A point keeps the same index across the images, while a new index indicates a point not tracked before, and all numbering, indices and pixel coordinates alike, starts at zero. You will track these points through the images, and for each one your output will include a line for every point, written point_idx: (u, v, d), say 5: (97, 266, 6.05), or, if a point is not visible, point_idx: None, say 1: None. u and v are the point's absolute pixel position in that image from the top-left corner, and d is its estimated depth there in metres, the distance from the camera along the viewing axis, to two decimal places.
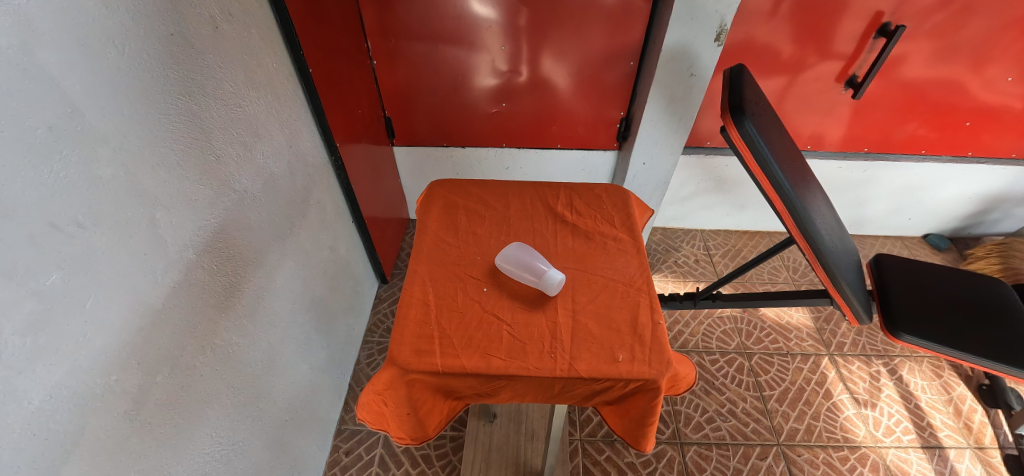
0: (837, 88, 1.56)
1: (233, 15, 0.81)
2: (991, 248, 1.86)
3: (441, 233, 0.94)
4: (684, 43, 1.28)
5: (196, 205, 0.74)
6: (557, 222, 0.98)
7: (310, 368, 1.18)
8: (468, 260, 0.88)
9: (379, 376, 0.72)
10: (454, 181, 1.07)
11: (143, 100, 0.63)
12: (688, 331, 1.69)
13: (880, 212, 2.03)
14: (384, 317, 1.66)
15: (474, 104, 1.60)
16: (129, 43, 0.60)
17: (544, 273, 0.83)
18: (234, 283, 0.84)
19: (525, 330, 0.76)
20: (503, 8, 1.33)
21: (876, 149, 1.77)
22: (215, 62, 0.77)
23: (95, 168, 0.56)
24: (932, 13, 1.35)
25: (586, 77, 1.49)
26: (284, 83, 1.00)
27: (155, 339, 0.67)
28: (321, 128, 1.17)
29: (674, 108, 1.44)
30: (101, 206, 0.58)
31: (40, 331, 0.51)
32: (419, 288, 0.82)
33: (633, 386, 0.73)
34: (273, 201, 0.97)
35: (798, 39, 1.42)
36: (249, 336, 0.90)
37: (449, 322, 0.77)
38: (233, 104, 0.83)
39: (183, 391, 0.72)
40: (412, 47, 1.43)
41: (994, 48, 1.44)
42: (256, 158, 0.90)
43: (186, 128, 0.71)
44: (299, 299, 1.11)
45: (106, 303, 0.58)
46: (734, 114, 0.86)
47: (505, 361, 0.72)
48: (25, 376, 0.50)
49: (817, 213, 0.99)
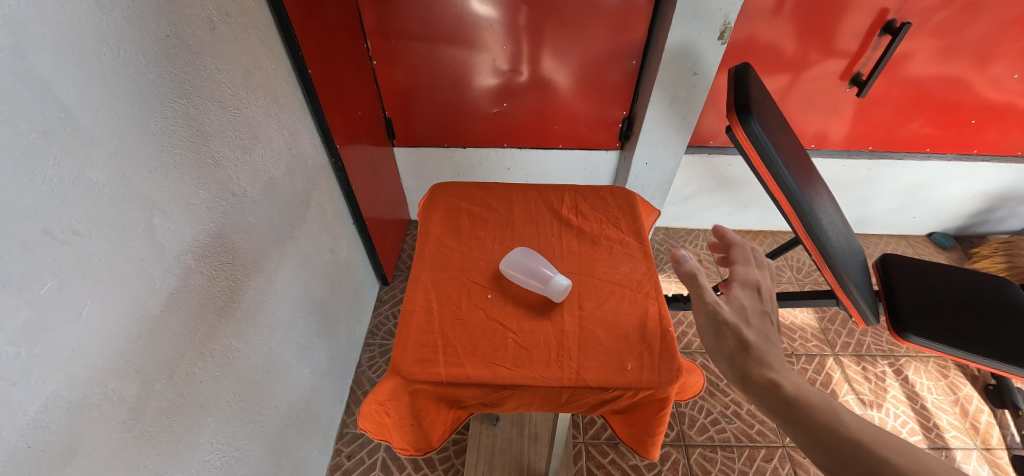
0: (841, 86, 1.54)
1: (231, 16, 0.80)
2: (996, 247, 1.85)
3: (444, 238, 0.93)
4: (687, 41, 1.26)
5: (194, 210, 0.73)
6: (562, 226, 0.97)
7: (310, 372, 1.17)
8: (472, 266, 0.87)
9: (381, 387, 0.71)
10: (457, 184, 1.06)
11: (139, 103, 0.62)
12: (692, 332, 1.67)
13: (884, 211, 2.02)
14: (385, 319, 1.65)
15: (475, 104, 1.59)
16: (124, 45, 0.59)
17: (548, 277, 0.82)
18: (233, 288, 0.83)
19: (531, 338, 0.75)
20: (503, 6, 1.31)
21: (880, 147, 1.76)
22: (213, 64, 0.76)
23: (91, 174, 0.55)
24: (938, 11, 1.33)
25: (588, 76, 1.48)
26: (283, 85, 0.99)
27: (155, 346, 0.66)
28: (321, 130, 1.16)
29: (677, 107, 1.43)
30: (97, 213, 0.56)
31: (35, 340, 0.50)
32: (422, 294, 0.81)
33: (642, 396, 0.72)
34: (272, 204, 0.96)
35: (802, 36, 1.41)
36: (249, 341, 0.89)
37: (453, 330, 0.76)
38: (231, 106, 0.82)
39: (183, 398, 0.71)
40: (412, 47, 1.42)
41: (1000, 45, 1.42)
42: (255, 160, 0.89)
43: (183, 131, 0.70)
44: (300, 302, 1.10)
45: (102, 311, 0.57)
46: (740, 113, 0.84)
47: (510, 370, 0.71)
48: (19, 387, 0.49)
49: (824, 214, 0.98)
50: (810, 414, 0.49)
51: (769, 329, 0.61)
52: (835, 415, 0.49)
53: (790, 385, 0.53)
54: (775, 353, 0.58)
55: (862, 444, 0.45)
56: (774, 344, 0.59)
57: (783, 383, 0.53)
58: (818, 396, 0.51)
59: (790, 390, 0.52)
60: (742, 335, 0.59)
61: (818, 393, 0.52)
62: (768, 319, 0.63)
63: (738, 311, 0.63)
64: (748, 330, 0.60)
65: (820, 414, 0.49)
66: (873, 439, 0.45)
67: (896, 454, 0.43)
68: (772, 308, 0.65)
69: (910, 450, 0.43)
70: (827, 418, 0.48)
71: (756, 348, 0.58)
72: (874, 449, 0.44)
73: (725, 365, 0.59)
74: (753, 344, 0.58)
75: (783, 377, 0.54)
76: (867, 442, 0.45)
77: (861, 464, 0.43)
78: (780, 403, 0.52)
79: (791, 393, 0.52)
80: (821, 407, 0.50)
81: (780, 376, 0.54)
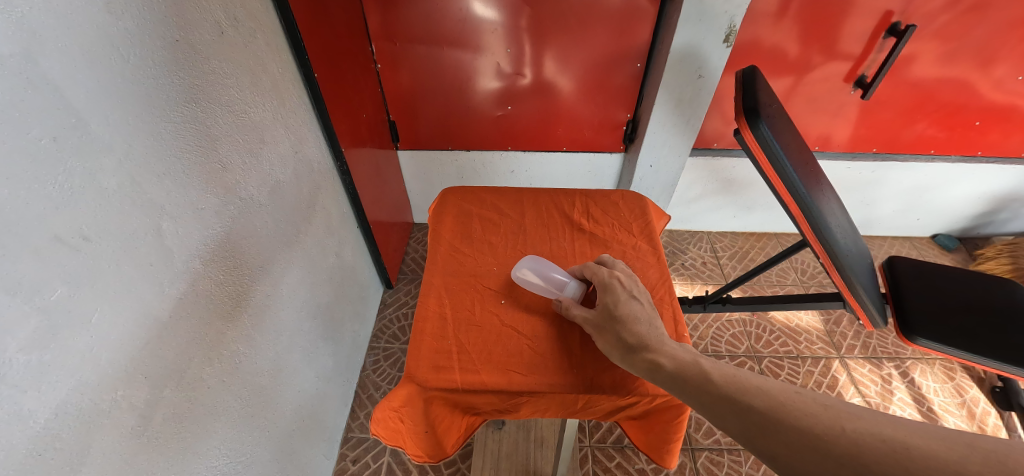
0: (845, 88, 1.54)
1: (239, 20, 0.80)
2: (1000, 248, 1.84)
3: (455, 243, 0.92)
4: (692, 44, 1.26)
5: (202, 214, 0.72)
6: (573, 230, 0.97)
7: (316, 376, 1.16)
8: (484, 271, 0.87)
9: (395, 394, 0.70)
10: (466, 189, 1.06)
11: (149, 108, 0.62)
12: (697, 334, 1.67)
13: (888, 212, 2.02)
14: (390, 322, 1.65)
15: (480, 107, 1.59)
16: (134, 50, 0.59)
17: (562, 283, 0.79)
18: (240, 293, 0.83)
19: (545, 344, 0.75)
20: (508, 10, 1.31)
21: (884, 149, 1.76)
22: (221, 69, 0.76)
23: (101, 179, 0.55)
24: (943, 12, 1.33)
25: (593, 79, 1.48)
26: (290, 89, 0.98)
27: (163, 351, 0.65)
28: (327, 134, 1.16)
29: (681, 110, 1.43)
30: (107, 219, 0.56)
31: (45, 347, 0.50)
32: (434, 299, 0.81)
33: (658, 402, 0.71)
34: (279, 208, 0.96)
35: (806, 38, 1.40)
36: (256, 346, 0.89)
37: (467, 336, 0.76)
38: (239, 110, 0.81)
39: (191, 404, 0.71)
40: (416, 50, 1.42)
41: (1005, 46, 1.42)
42: (262, 165, 0.89)
43: (192, 136, 0.70)
44: (305, 306, 1.09)
45: (112, 317, 0.57)
46: (748, 116, 0.84)
47: (525, 376, 0.71)
48: (30, 394, 0.48)
49: (831, 216, 0.98)
50: (689, 384, 0.54)
51: (642, 310, 0.66)
52: (707, 375, 0.54)
53: (669, 360, 0.58)
54: (653, 331, 0.63)
55: (729, 393, 0.51)
56: (650, 323, 0.64)
57: (664, 360, 0.58)
58: (692, 362, 0.57)
59: (670, 365, 0.57)
60: (623, 329, 0.64)
61: (692, 359, 0.58)
62: (636, 301, 0.67)
63: (609, 308, 0.67)
64: (627, 320, 0.64)
65: (697, 379, 0.54)
66: (738, 389, 0.51)
67: (754, 394, 0.50)
68: (637, 289, 0.70)
69: (762, 385, 0.50)
70: (702, 381, 0.54)
71: (636, 336, 0.62)
72: (737, 394, 0.51)
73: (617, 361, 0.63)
74: (635, 332, 0.63)
75: (662, 354, 0.59)
76: (733, 393, 0.51)
77: (733, 409, 0.49)
78: (665, 380, 0.56)
79: (672, 368, 0.57)
80: (696, 372, 0.55)
81: (660, 354, 0.59)
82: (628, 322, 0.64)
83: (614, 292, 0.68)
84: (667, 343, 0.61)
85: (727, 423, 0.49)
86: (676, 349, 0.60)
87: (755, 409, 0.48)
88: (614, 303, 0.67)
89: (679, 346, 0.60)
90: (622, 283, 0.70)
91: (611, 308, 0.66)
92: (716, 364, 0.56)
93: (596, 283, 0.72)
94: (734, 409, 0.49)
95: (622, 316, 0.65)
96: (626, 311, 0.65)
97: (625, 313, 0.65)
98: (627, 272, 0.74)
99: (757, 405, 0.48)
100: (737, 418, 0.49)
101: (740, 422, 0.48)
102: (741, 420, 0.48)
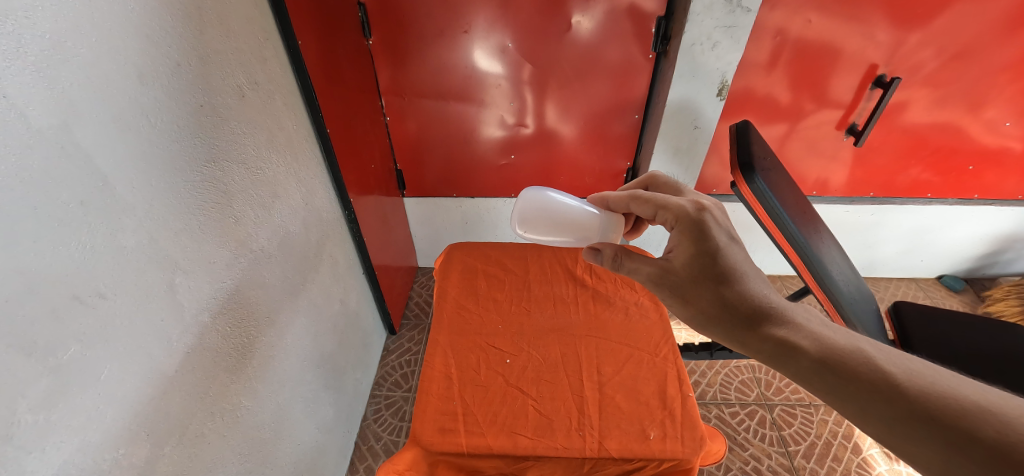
0: (838, 135, 1.59)
1: (259, 83, 0.85)
2: (1008, 290, 1.85)
3: (461, 300, 1.01)
4: (687, 97, 1.33)
5: (213, 268, 0.74)
6: (577, 286, 1.07)
7: (316, 427, 1.14)
8: (489, 329, 0.95)
9: (400, 457, 0.75)
10: (472, 244, 1.16)
11: (171, 170, 0.65)
12: (705, 382, 1.63)
13: (891, 254, 2.03)
14: (392, 369, 1.63)
15: (484, 155, 1.64)
16: (160, 116, 0.62)
17: (591, 216, 0.85)
18: (245, 345, 0.83)
19: (551, 406, 0.82)
20: (511, 65, 1.38)
21: (881, 193, 1.79)
22: (240, 129, 0.80)
23: (120, 239, 0.57)
24: (926, 64, 1.39)
25: (592, 129, 1.54)
26: (303, 144, 1.03)
27: (167, 407, 0.65)
28: (337, 185, 1.20)
29: (679, 157, 1.49)
30: (125, 278, 0.58)
31: (52, 407, 0.50)
32: (441, 360, 0.88)
33: (668, 466, 0.77)
34: (289, 258, 0.98)
35: (796, 89, 1.46)
36: (259, 399, 0.88)
37: (472, 397, 0.83)
38: (254, 167, 0.85)
39: (191, 461, 0.70)
40: (424, 103, 1.49)
41: (988, 94, 1.47)
42: (273, 217, 0.92)
43: (208, 194, 0.72)
44: (309, 355, 1.09)
45: (121, 374, 0.58)
46: (744, 171, 0.88)
47: (532, 439, 0.77)
48: (35, 455, 0.49)
49: (831, 263, 0.99)
50: (855, 380, 0.51)
51: (749, 267, 0.67)
52: (882, 374, 0.51)
53: (809, 343, 0.57)
54: (772, 304, 0.63)
55: (929, 408, 0.46)
56: (762, 290, 0.65)
57: (803, 342, 0.57)
58: (848, 350, 0.54)
59: (814, 350, 0.56)
60: (731, 293, 0.64)
61: (849, 347, 0.55)
62: (736, 250, 0.67)
63: (715, 275, 0.65)
64: (735, 281, 0.65)
65: (869, 377, 0.51)
66: (950, 411, 0.46)
67: (971, 414, 0.45)
68: (732, 232, 0.69)
69: (986, 405, 0.45)
70: (876, 381, 0.50)
71: (749, 306, 0.63)
72: (953, 418, 0.45)
73: (727, 330, 0.63)
74: (749, 301, 0.63)
75: (798, 335, 0.58)
76: (943, 416, 0.45)
77: (950, 439, 0.44)
78: (811, 367, 0.55)
79: (821, 355, 0.55)
80: (860, 367, 0.52)
81: (796, 335, 0.58)
82: (736, 285, 0.65)
83: (713, 241, 0.67)
84: (802, 325, 0.60)
85: (931, 451, 0.45)
86: (815, 330, 0.58)
87: (983, 442, 0.43)
88: (715, 257, 0.66)
89: (816, 327, 0.59)
90: (715, 224, 0.69)
91: (713, 264, 0.66)
92: (893, 362, 0.52)
93: (685, 226, 0.69)
94: (937, 431, 0.45)
95: (726, 274, 0.65)
96: (732, 267, 0.66)
97: (729, 270, 0.65)
98: (715, 207, 0.72)
99: (983, 432, 0.43)
100: (939, 439, 0.45)
101: (958, 456, 0.43)
102: (943, 444, 0.44)
